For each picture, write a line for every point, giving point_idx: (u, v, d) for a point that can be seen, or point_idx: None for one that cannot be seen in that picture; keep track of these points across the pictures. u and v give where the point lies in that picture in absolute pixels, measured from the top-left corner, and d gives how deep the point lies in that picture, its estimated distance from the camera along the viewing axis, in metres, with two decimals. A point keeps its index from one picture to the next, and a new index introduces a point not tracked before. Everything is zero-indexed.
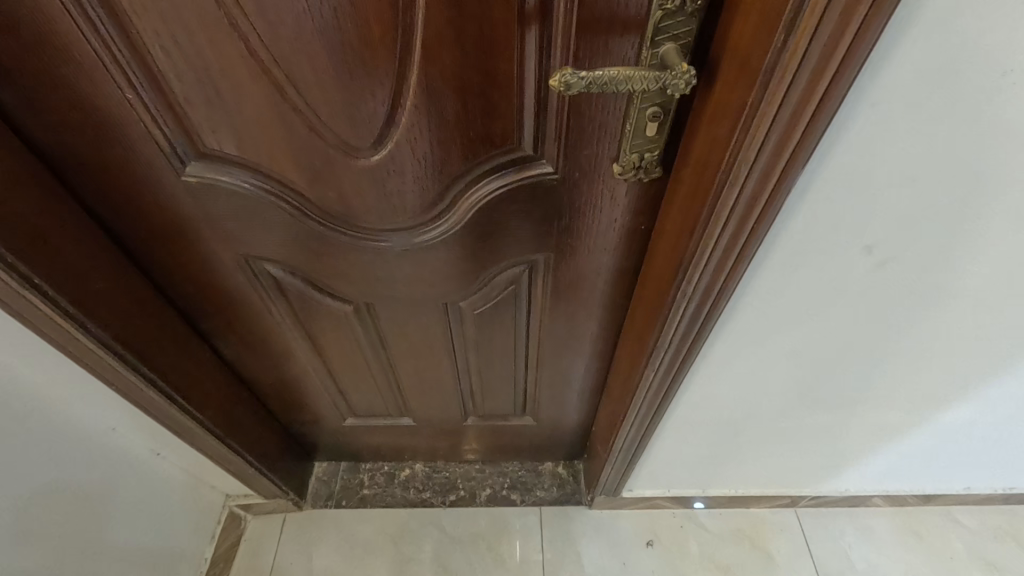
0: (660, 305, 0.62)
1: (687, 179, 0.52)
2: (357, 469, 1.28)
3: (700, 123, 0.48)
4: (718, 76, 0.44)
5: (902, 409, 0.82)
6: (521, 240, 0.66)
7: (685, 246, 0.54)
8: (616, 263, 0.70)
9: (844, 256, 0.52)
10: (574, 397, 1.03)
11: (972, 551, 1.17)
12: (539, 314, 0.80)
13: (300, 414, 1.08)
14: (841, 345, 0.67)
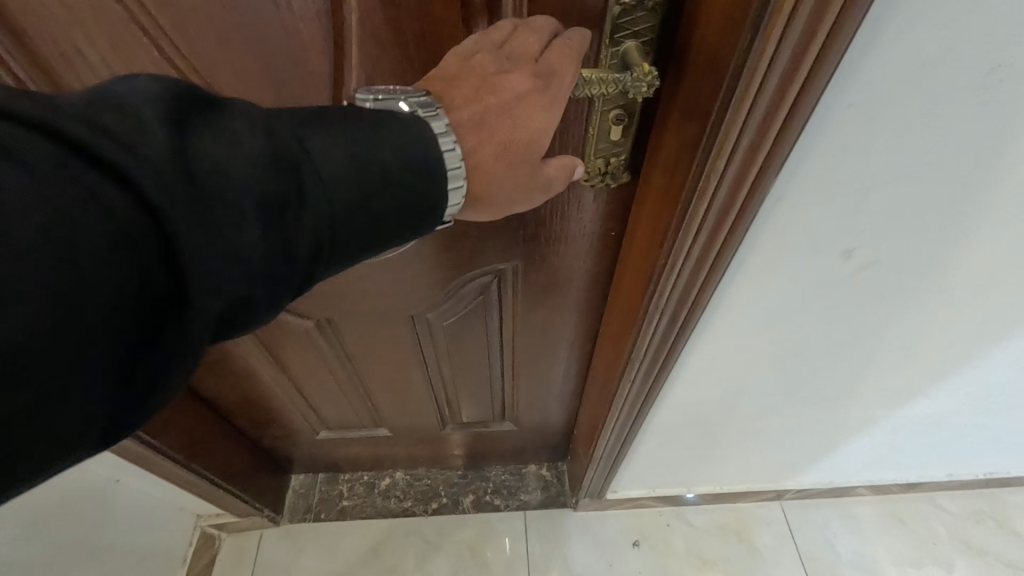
0: (635, 316, 0.60)
1: (656, 186, 0.48)
2: (335, 480, 1.25)
3: (665, 127, 0.45)
4: (683, 77, 0.40)
5: (884, 404, 0.80)
6: (486, 247, 0.63)
7: (655, 256, 0.51)
8: (588, 268, 0.67)
9: (824, 261, 0.49)
10: (554, 401, 1.01)
11: (954, 535, 1.18)
12: (512, 323, 0.77)
13: (270, 427, 1.04)
14: (823, 345, 0.64)
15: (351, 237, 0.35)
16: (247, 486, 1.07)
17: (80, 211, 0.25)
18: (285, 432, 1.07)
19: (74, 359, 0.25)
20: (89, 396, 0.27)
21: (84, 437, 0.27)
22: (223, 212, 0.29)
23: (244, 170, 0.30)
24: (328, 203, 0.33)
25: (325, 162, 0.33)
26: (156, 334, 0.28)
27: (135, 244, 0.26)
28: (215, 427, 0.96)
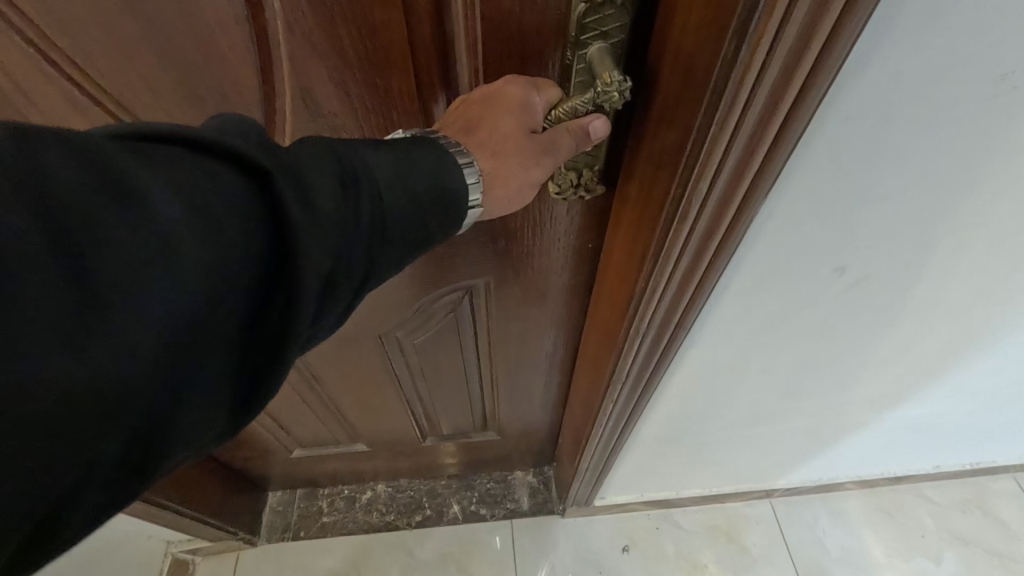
0: (613, 338, 0.56)
1: (632, 202, 0.44)
2: (314, 496, 1.20)
3: (641, 140, 0.40)
4: (658, 85, 0.36)
5: (872, 409, 0.78)
6: (453, 262, 0.59)
7: (632, 280, 0.46)
8: (566, 282, 0.63)
9: (814, 279, 0.46)
10: (537, 412, 0.98)
11: (941, 526, 1.18)
12: (488, 338, 0.73)
13: (241, 448, 0.99)
14: (812, 357, 0.62)
15: (414, 220, 0.34)
16: (218, 510, 1.02)
17: (210, 195, 0.27)
18: (257, 452, 1.02)
19: (203, 336, 0.28)
20: (213, 364, 0.30)
21: (207, 404, 0.30)
22: (318, 190, 0.30)
23: (331, 154, 0.32)
24: (395, 183, 0.33)
25: (386, 147, 0.34)
26: (258, 321, 0.30)
27: (250, 232, 0.29)
28: None
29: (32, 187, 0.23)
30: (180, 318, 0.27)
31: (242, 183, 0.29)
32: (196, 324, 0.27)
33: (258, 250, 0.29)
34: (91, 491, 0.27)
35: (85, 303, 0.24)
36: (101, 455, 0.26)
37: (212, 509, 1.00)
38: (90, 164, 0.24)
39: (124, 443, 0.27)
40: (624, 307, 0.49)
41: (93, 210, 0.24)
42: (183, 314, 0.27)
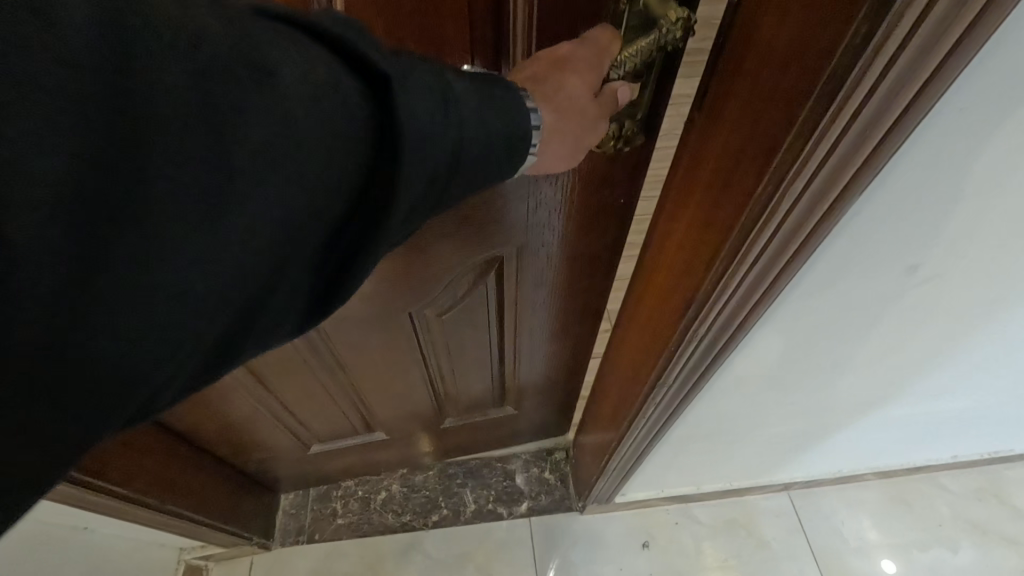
0: (661, 338, 0.53)
1: (702, 192, 0.42)
2: (328, 498, 1.18)
3: (722, 118, 0.38)
4: (753, 64, 0.33)
5: (905, 399, 0.77)
6: (490, 234, 0.60)
7: (695, 281, 0.44)
8: (595, 241, 0.67)
9: (886, 279, 0.44)
10: (556, 385, 1.00)
11: (958, 514, 1.18)
12: (514, 308, 0.75)
13: (255, 451, 0.97)
14: (859, 355, 0.60)
15: (491, 159, 0.33)
16: (231, 513, 0.99)
17: (332, 91, 0.26)
18: (273, 453, 1.00)
19: (296, 243, 0.28)
20: (291, 283, 0.30)
21: (284, 309, 0.31)
22: (423, 107, 0.29)
23: (436, 75, 0.30)
24: (486, 116, 0.32)
25: (476, 79, 0.33)
26: (338, 234, 0.30)
27: (356, 140, 0.28)
28: (193, 460, 0.89)
29: (172, 65, 0.22)
30: (279, 235, 0.27)
31: (360, 86, 0.28)
32: (290, 240, 0.27)
33: (355, 173, 0.28)
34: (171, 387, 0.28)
35: (208, 185, 0.24)
36: (187, 353, 0.26)
37: (226, 513, 0.98)
38: (228, 47, 0.23)
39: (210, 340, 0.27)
40: (682, 308, 0.47)
41: (230, 102, 0.23)
42: (284, 219, 0.26)
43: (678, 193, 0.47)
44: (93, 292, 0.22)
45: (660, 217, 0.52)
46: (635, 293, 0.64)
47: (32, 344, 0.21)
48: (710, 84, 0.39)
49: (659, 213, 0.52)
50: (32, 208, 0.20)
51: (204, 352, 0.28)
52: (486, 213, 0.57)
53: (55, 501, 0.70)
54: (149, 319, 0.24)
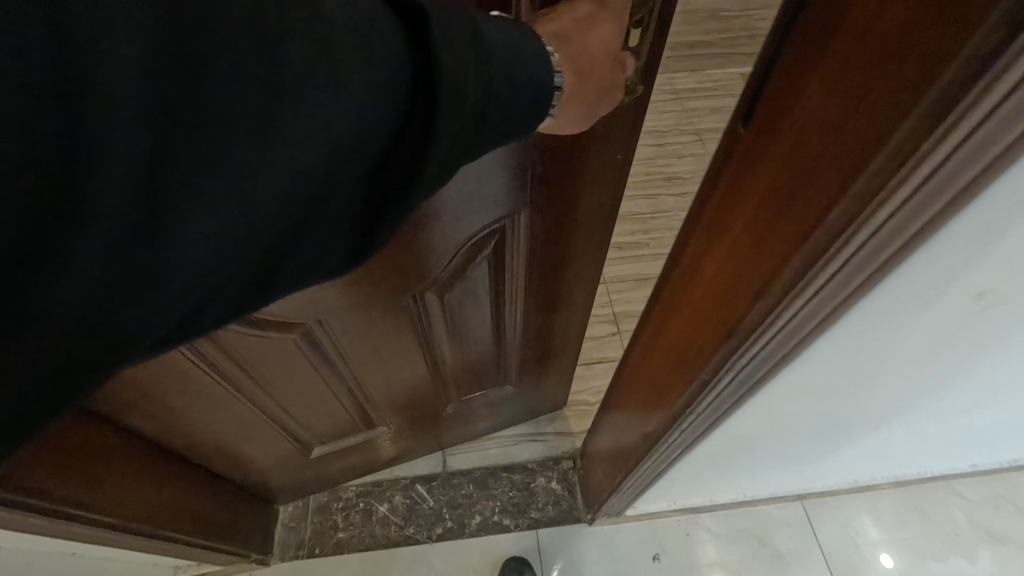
0: (693, 363, 0.50)
1: (740, 217, 0.39)
2: (329, 510, 1.14)
3: (772, 136, 0.34)
4: (811, 85, 0.31)
5: (935, 414, 0.74)
6: (488, 206, 0.65)
7: (737, 311, 0.40)
8: (590, 208, 0.72)
9: (948, 310, 0.39)
10: (555, 352, 1.04)
11: (976, 524, 1.15)
12: (514, 275, 0.79)
13: (254, 460, 0.95)
14: (899, 377, 0.56)
15: (511, 104, 0.39)
16: (228, 532, 0.96)
17: (375, 31, 0.31)
18: (273, 463, 0.98)
19: (347, 167, 0.32)
20: (333, 210, 0.34)
21: (330, 233, 0.35)
22: (460, 52, 0.34)
23: (460, 17, 0.35)
24: (504, 59, 0.37)
25: (499, 26, 0.38)
26: (382, 166, 0.35)
27: (399, 77, 0.32)
28: (189, 477, 0.85)
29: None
30: (329, 155, 0.31)
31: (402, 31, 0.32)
32: (344, 164, 0.32)
33: (394, 105, 0.33)
34: (232, 288, 0.32)
35: (274, 101, 0.28)
36: (246, 257, 0.31)
37: (225, 530, 0.94)
38: None
39: (267, 250, 0.31)
40: (721, 341, 0.43)
41: (292, 30, 0.28)
42: (340, 141, 0.31)
43: (713, 218, 0.43)
44: (168, 185, 0.26)
45: (690, 241, 0.48)
46: (659, 315, 0.60)
47: (127, 226, 0.25)
48: (759, 102, 0.35)
49: (689, 236, 0.48)
50: (126, 102, 0.24)
51: (258, 261, 0.32)
52: (487, 179, 0.60)
53: (45, 534, 0.67)
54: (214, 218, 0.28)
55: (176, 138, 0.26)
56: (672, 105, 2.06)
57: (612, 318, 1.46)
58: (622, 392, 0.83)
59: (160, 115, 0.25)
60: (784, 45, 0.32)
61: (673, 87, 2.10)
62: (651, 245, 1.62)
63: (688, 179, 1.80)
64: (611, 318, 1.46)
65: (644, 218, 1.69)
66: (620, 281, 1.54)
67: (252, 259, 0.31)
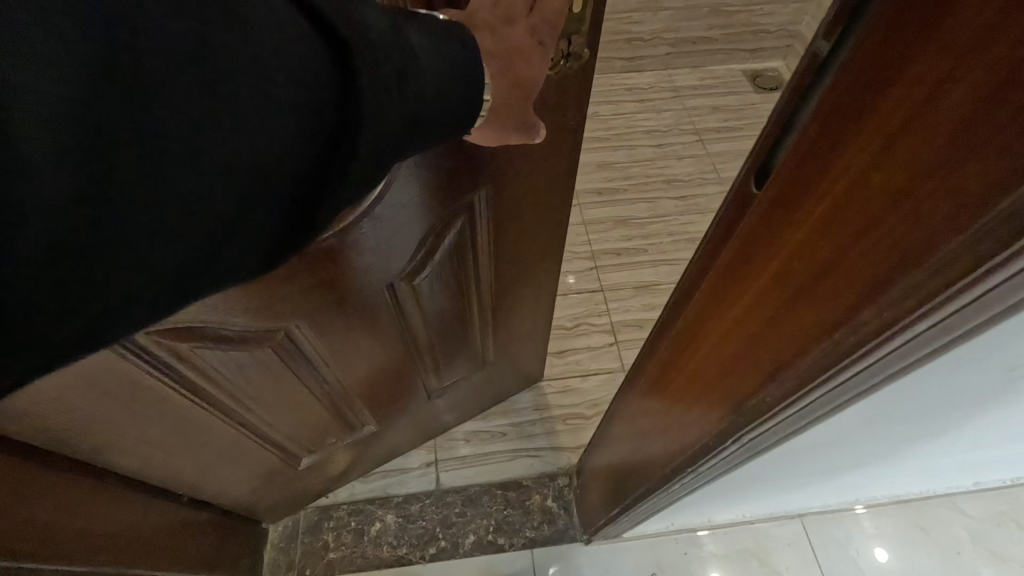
0: (709, 415, 0.48)
1: (757, 285, 0.37)
2: (319, 529, 1.12)
3: (796, 209, 0.32)
4: (838, 169, 0.29)
5: (946, 453, 0.71)
6: (449, 197, 0.70)
7: (761, 381, 0.38)
8: (539, 181, 0.79)
9: (979, 379, 0.37)
10: (523, 321, 1.08)
11: (977, 541, 1.14)
12: (484, 256, 0.86)
13: (242, 481, 0.93)
14: (915, 431, 0.53)
15: (438, 106, 0.42)
16: (216, 558, 0.94)
17: (310, 42, 0.31)
18: (260, 480, 0.96)
19: (282, 180, 0.32)
20: (265, 227, 0.33)
21: (260, 249, 0.34)
22: (388, 65, 0.35)
23: (392, 29, 0.36)
24: (433, 70, 0.40)
25: (422, 30, 0.40)
26: (321, 180, 0.34)
27: (332, 89, 0.32)
28: (170, 511, 0.82)
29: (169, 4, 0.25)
30: (268, 156, 0.30)
31: (334, 40, 0.32)
32: (277, 177, 0.31)
33: (330, 116, 0.33)
34: (153, 307, 0.29)
35: (204, 115, 0.27)
36: (172, 272, 0.29)
37: (211, 559, 0.92)
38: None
39: (195, 265, 0.30)
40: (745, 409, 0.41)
41: (222, 43, 0.27)
42: (272, 154, 0.30)
43: (727, 277, 0.41)
44: (102, 188, 0.24)
45: (702, 294, 0.46)
46: (666, 357, 0.58)
47: (41, 245, 0.22)
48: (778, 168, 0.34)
49: (701, 289, 0.46)
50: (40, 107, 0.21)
51: (184, 277, 0.30)
52: (448, 158, 0.64)
53: None
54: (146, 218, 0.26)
55: (113, 135, 0.24)
56: (673, 102, 2.01)
57: (610, 327, 1.43)
58: (629, 427, 0.80)
59: (86, 125, 0.23)
60: (806, 119, 0.31)
61: (672, 85, 2.06)
62: (649, 251, 1.59)
63: (687, 181, 1.77)
64: (608, 328, 1.42)
65: (643, 222, 1.66)
66: (618, 289, 1.50)
67: (176, 276, 0.29)
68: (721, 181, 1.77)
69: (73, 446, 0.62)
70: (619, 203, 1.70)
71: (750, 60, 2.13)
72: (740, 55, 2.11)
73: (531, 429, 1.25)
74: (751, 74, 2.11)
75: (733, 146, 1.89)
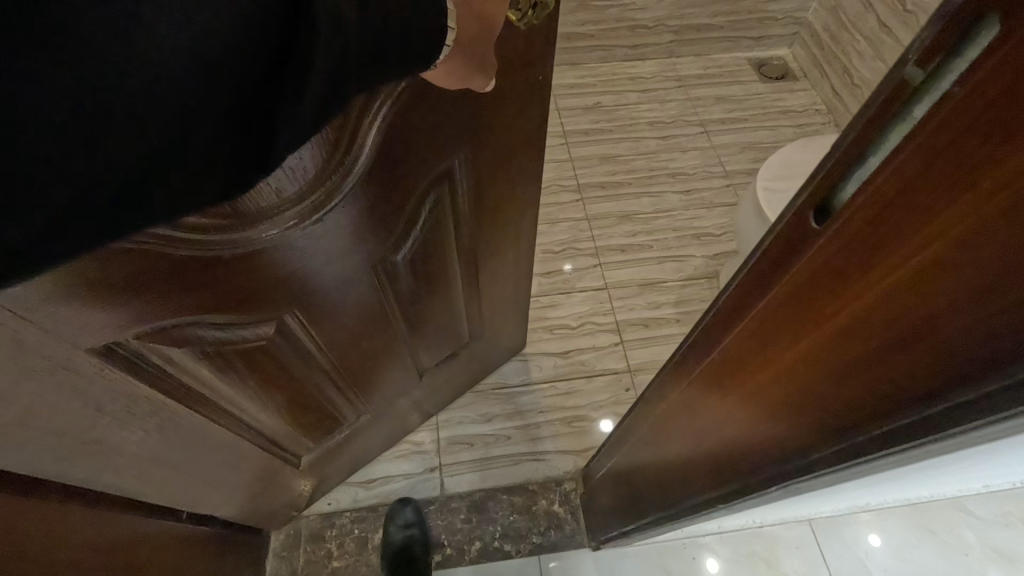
0: (777, 436, 0.47)
1: (840, 323, 0.37)
2: (321, 538, 1.11)
3: (890, 256, 0.31)
4: (950, 223, 0.27)
5: (972, 468, 0.69)
6: (430, 160, 0.70)
7: (872, 407, 0.37)
8: (515, 140, 0.80)
9: None
10: (503, 286, 1.10)
11: (985, 542, 1.13)
12: (467, 223, 0.87)
13: (243, 490, 0.92)
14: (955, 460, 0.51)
15: (405, 42, 0.40)
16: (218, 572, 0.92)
17: None
18: (261, 486, 0.95)
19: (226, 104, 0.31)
20: (213, 154, 0.32)
21: (211, 177, 0.33)
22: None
23: None
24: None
25: None
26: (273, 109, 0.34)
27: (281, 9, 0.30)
28: (171, 531, 0.80)
29: None
30: (211, 73, 0.29)
31: None
32: (220, 103, 0.30)
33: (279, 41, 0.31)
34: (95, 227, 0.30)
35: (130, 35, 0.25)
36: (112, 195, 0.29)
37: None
38: None
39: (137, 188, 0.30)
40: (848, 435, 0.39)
41: None
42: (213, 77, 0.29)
43: (794, 306, 0.40)
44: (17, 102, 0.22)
45: (753, 322, 0.45)
46: (696, 372, 0.57)
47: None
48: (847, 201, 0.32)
49: (749, 315, 0.45)
50: None
51: (125, 199, 0.30)
52: (429, 117, 0.64)
53: None
54: (80, 151, 0.25)
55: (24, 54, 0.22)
56: (676, 92, 1.96)
57: (614, 326, 1.40)
58: (641, 442, 0.78)
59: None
60: (893, 160, 0.29)
61: (676, 73, 2.02)
62: (654, 247, 1.56)
63: (692, 175, 1.73)
64: (613, 327, 1.40)
65: (647, 217, 1.62)
66: (622, 287, 1.47)
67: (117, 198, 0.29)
68: (726, 175, 1.73)
69: (65, 474, 0.58)
70: (622, 198, 1.66)
71: (755, 48, 2.08)
72: (745, 42, 2.06)
73: (536, 433, 1.23)
74: (757, 62, 2.06)
75: (738, 138, 1.85)
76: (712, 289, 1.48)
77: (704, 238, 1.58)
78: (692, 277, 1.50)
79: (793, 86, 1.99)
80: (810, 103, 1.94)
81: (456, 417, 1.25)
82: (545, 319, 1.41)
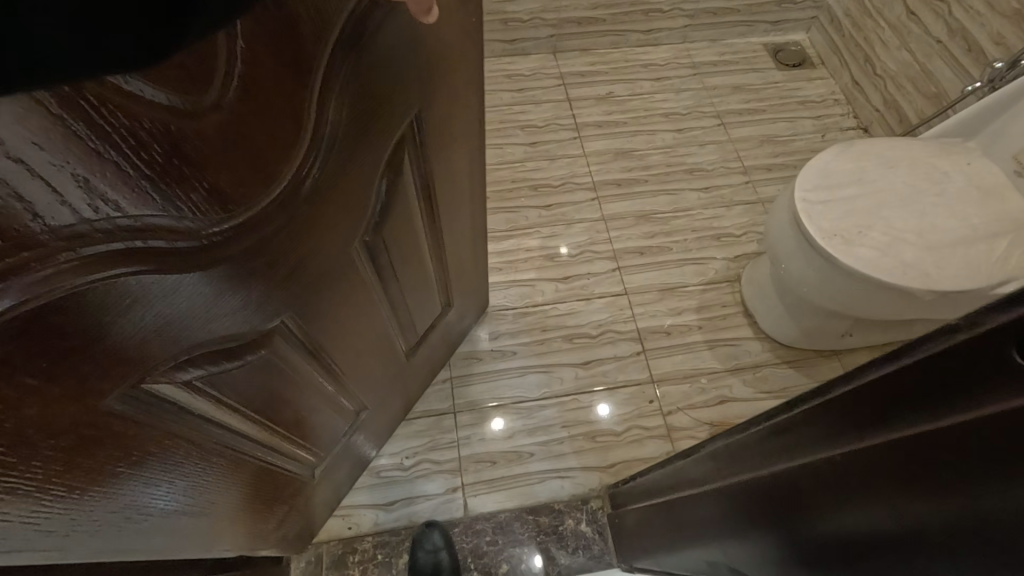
0: (872, 516, 0.41)
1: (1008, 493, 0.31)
2: (344, 564, 1.08)
3: None
4: None
5: None
6: (394, 121, 0.65)
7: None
8: (459, 85, 0.76)
9: None
10: (463, 243, 1.08)
11: None
12: (428, 186, 0.83)
13: (262, 527, 0.88)
14: None
15: None
16: None
17: None
18: (277, 517, 0.91)
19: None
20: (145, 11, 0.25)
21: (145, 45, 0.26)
22: None
23: None
24: None
25: None
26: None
27: None
28: None
29: None
30: None
31: None
32: None
33: None
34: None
35: None
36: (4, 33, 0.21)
37: None
38: None
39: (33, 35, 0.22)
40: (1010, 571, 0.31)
41: None
42: None
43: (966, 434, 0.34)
44: None
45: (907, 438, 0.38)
46: (799, 450, 0.51)
47: None
48: None
49: (908, 428, 0.38)
50: None
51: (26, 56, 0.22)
52: (388, 73, 0.59)
53: None
54: None
55: None
56: (691, 81, 1.88)
57: (636, 335, 1.36)
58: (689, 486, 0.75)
59: None
60: None
61: (690, 60, 1.93)
62: (674, 249, 1.51)
63: (710, 171, 1.67)
64: (634, 335, 1.36)
65: (665, 217, 1.57)
66: (642, 292, 1.43)
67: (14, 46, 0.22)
68: (746, 171, 1.67)
69: (89, 553, 0.53)
70: (638, 196, 1.60)
71: (771, 33, 2.00)
72: (762, 27, 1.97)
73: (559, 449, 1.20)
74: (773, 48, 1.98)
75: (758, 130, 1.78)
76: (734, 293, 1.44)
77: (724, 239, 1.53)
78: (712, 281, 1.46)
79: (811, 74, 1.92)
80: (828, 92, 1.87)
81: (475, 433, 1.21)
82: (564, 327, 1.36)
